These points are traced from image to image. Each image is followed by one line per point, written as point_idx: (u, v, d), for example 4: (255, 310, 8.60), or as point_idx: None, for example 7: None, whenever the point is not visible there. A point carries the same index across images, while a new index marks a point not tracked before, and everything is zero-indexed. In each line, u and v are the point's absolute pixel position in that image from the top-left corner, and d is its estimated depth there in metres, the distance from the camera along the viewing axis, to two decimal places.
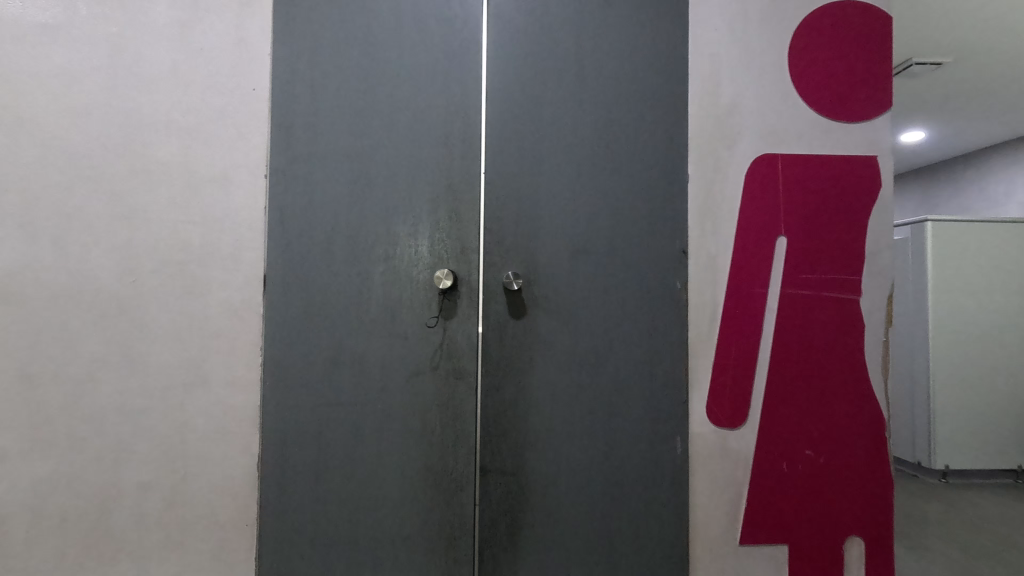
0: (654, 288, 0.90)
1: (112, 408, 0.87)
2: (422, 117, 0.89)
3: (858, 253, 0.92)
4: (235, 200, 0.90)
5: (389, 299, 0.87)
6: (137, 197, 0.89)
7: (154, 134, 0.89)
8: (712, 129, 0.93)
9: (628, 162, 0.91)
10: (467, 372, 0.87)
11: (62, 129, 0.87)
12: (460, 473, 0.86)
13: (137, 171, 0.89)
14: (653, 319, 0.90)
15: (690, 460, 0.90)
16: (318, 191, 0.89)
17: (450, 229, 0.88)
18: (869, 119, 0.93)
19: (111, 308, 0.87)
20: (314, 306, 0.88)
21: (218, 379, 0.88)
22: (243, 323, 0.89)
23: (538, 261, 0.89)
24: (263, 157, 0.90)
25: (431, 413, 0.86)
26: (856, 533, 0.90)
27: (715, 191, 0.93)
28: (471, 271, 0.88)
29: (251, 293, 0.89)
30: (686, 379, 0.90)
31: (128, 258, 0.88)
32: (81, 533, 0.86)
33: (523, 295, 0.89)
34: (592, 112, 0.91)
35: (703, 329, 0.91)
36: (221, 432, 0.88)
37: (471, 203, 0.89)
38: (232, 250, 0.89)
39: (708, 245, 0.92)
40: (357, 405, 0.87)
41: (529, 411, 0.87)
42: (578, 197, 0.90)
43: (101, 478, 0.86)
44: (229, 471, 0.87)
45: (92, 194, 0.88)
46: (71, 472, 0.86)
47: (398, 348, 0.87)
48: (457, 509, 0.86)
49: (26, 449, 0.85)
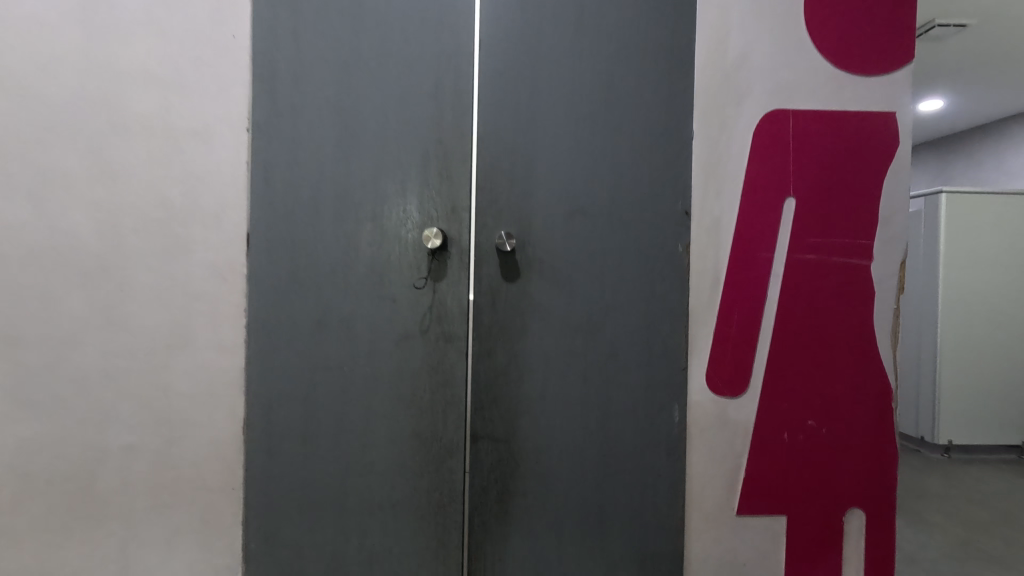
0: (654, 250, 0.86)
1: (94, 370, 0.85)
2: (412, 68, 0.84)
3: (871, 217, 0.87)
4: (218, 156, 0.86)
5: (377, 260, 0.84)
6: (114, 151, 0.85)
7: (130, 84, 0.85)
8: (720, 82, 0.88)
9: (629, 117, 0.86)
10: (458, 336, 0.84)
11: (35, 78, 0.83)
12: (450, 439, 0.84)
13: (114, 123, 0.85)
14: (652, 283, 0.86)
15: (688, 428, 0.87)
16: (302, 146, 0.85)
17: (441, 187, 0.84)
18: (890, 72, 0.88)
19: (90, 267, 0.84)
20: (299, 266, 0.84)
21: (203, 342, 0.86)
22: (227, 284, 0.86)
23: (533, 221, 0.85)
24: (246, 109, 0.86)
25: (420, 378, 0.84)
26: (857, 505, 0.88)
27: (721, 149, 0.88)
28: (463, 231, 0.85)
29: (235, 253, 0.86)
30: (685, 345, 0.87)
31: (107, 215, 0.84)
32: (68, 495, 0.85)
33: (517, 257, 0.85)
34: (591, 63, 0.85)
35: (705, 294, 0.87)
36: (206, 395, 0.86)
37: (463, 160, 0.84)
38: (215, 208, 0.86)
39: (713, 206, 0.88)
40: (344, 369, 0.84)
41: (522, 377, 0.84)
42: (576, 154, 0.85)
43: (85, 440, 0.85)
44: (216, 435, 0.86)
45: (68, 148, 0.84)
46: (55, 434, 0.84)
47: (386, 311, 0.84)
48: (446, 475, 0.84)
49: (9, 410, 0.83)
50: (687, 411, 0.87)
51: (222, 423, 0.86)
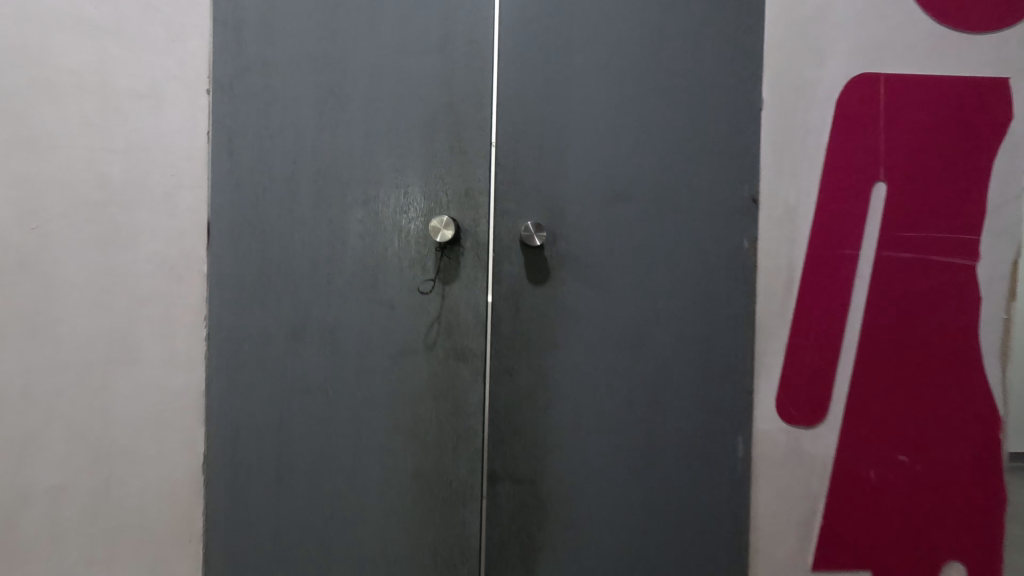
0: (715, 245, 0.70)
1: (12, 391, 0.67)
2: (415, 14, 0.67)
3: (982, 206, 0.70)
4: (171, 124, 0.68)
5: (371, 256, 0.67)
6: (38, 116, 0.67)
7: (59, 31, 0.67)
8: (796, 38, 0.71)
9: (686, 79, 0.69)
10: (473, 353, 0.67)
11: None
12: (462, 482, 0.67)
13: (38, 80, 0.67)
14: (711, 286, 0.70)
15: (753, 465, 0.71)
16: (277, 113, 0.67)
17: (451, 164, 0.67)
18: (1005, 31, 0.71)
19: (7, 262, 0.66)
20: (272, 262, 0.67)
21: (151, 357, 0.68)
22: (182, 284, 0.68)
23: (565, 208, 0.68)
24: (206, 65, 0.68)
25: (425, 404, 0.67)
26: (958, 558, 0.72)
27: (798, 120, 0.71)
28: (478, 221, 0.67)
29: (192, 245, 0.68)
30: (751, 364, 0.71)
31: (28, 197, 0.67)
32: None
33: (545, 253, 0.68)
34: (639, 12, 0.69)
35: (775, 301, 0.71)
36: (155, 424, 0.68)
37: (479, 130, 0.67)
38: (167, 189, 0.68)
39: (787, 191, 0.71)
40: (329, 392, 0.67)
41: (551, 404, 0.68)
42: (621, 125, 0.69)
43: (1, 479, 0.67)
44: (168, 474, 0.68)
45: None
46: None
47: (382, 320, 0.67)
48: (458, 527, 0.67)
49: None
50: (752, 444, 0.71)
51: (176, 458, 0.68)
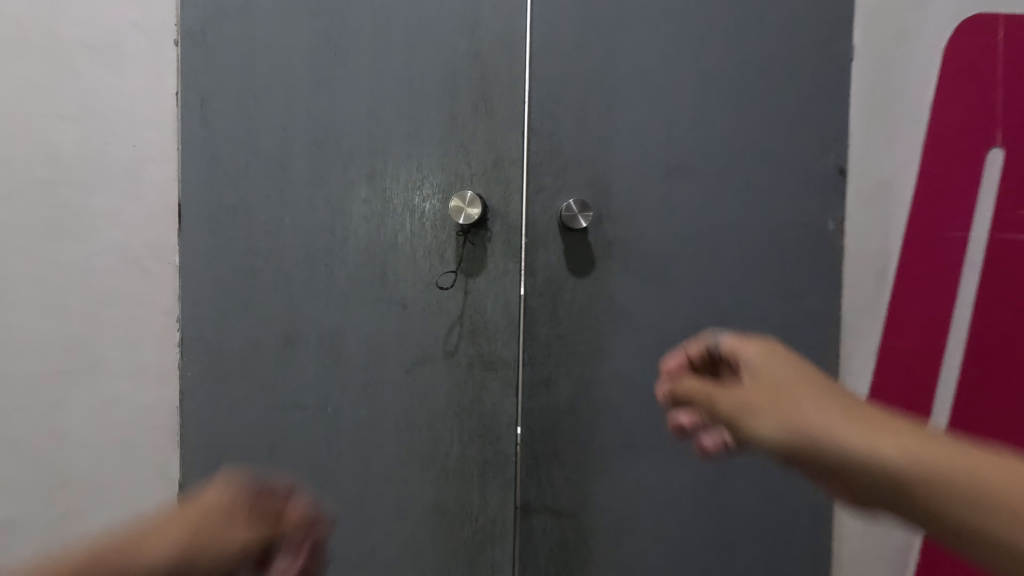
0: (796, 228, 0.57)
1: None
2: None
3: None
4: (132, 83, 0.56)
5: (378, 243, 0.55)
6: None
7: None
8: None
9: (762, 22, 0.56)
10: (503, 361, 0.55)
11: None
12: (491, 516, 0.56)
13: None
14: (791, 277, 0.57)
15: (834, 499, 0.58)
16: (263, 68, 0.55)
17: (475, 130, 0.55)
18: None
19: None
20: (260, 252, 0.55)
21: (113, 366, 0.56)
22: (149, 278, 0.56)
23: (613, 184, 0.56)
24: (174, 9, 0.55)
25: (446, 423, 0.55)
26: None
27: (894, 74, 0.58)
28: (508, 199, 0.55)
29: (162, 231, 0.56)
30: (835, 370, 0.59)
31: None
32: None
33: (588, 239, 0.56)
34: None
35: (866, 294, 0.59)
36: (123, 446, 0.57)
37: (509, 89, 0.55)
38: (129, 163, 0.56)
39: (879, 161, 0.58)
40: (329, 410, 0.55)
41: (596, 422, 0.56)
42: (683, 81, 0.56)
43: None
44: (139, 505, 0.57)
45: None
46: None
47: (392, 321, 0.55)
48: (486, 569, 0.56)
49: None
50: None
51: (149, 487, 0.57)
